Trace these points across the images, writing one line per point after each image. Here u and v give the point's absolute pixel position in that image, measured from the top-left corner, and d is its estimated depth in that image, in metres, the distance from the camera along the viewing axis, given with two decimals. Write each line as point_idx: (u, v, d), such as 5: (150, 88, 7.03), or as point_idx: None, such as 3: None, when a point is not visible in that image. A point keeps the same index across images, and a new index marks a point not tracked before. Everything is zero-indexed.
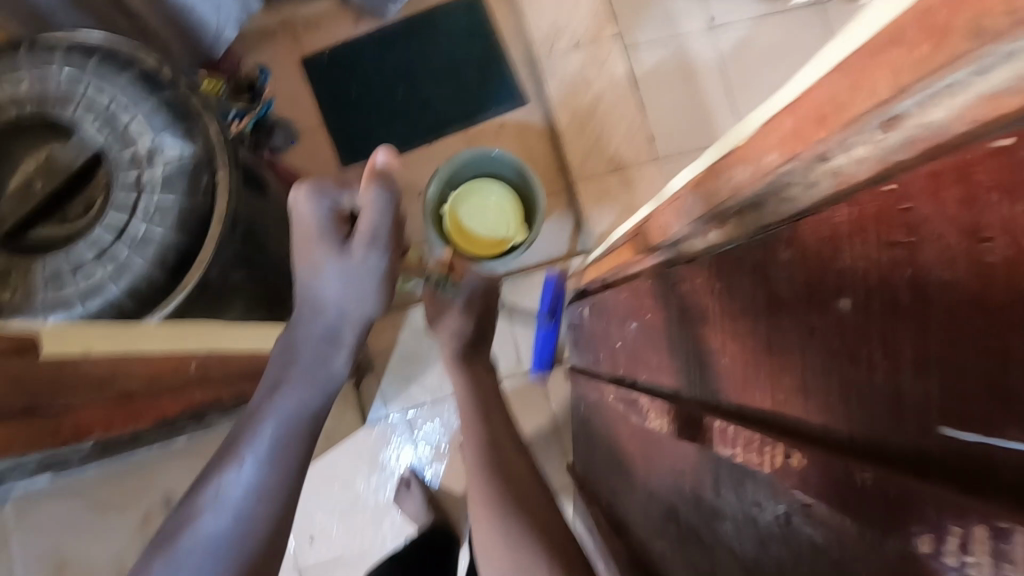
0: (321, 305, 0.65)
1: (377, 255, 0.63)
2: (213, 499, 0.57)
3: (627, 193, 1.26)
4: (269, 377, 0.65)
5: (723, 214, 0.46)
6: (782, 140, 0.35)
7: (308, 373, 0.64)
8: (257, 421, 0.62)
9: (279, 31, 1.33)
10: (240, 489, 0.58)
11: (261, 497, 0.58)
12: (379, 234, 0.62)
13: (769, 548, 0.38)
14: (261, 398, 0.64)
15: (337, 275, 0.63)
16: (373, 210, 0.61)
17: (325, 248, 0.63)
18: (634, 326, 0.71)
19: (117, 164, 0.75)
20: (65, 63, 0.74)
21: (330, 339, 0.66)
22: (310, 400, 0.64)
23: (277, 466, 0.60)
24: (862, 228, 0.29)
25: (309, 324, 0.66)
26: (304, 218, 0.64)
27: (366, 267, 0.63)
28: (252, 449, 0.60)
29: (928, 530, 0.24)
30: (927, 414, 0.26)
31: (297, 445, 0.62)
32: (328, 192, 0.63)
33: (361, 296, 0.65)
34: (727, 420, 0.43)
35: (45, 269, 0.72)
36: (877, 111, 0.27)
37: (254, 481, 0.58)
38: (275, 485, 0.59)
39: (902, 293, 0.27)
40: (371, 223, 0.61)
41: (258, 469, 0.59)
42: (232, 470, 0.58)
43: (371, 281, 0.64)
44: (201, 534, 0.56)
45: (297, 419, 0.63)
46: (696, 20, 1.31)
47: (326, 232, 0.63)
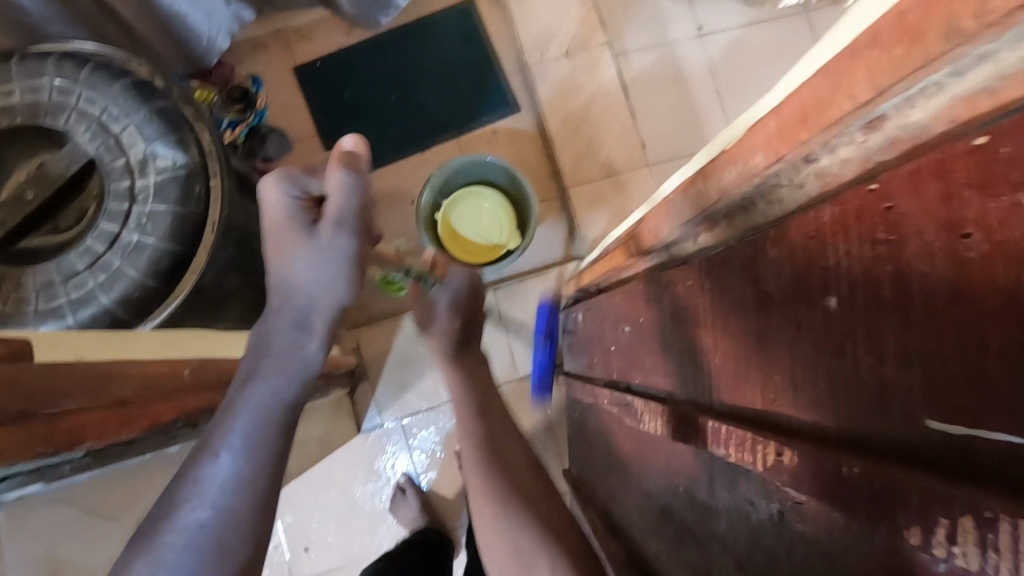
0: (292, 289, 0.62)
1: (345, 235, 0.62)
2: (188, 491, 0.50)
3: (619, 198, 1.27)
4: (242, 368, 0.60)
5: (712, 215, 0.46)
6: (767, 141, 0.36)
7: (279, 362, 0.60)
8: (232, 412, 0.56)
9: (272, 40, 1.34)
10: (219, 480, 0.51)
11: (241, 490, 0.52)
12: (347, 216, 0.61)
13: (762, 544, 0.38)
14: (233, 391, 0.58)
15: (308, 256, 0.61)
16: (342, 192, 0.60)
17: (294, 232, 0.62)
18: (627, 329, 0.71)
19: (110, 172, 0.75)
20: (58, 72, 0.75)
21: (302, 326, 0.62)
22: (284, 389, 0.58)
23: (257, 458, 0.53)
24: (845, 226, 0.30)
25: (279, 312, 0.62)
26: (272, 206, 0.63)
27: (335, 247, 0.61)
28: (229, 440, 0.53)
29: (914, 521, 0.25)
30: (913, 407, 0.26)
31: (274, 436, 0.56)
32: (296, 178, 0.65)
33: (333, 277, 0.62)
34: (720, 419, 0.43)
35: (37, 279, 0.71)
36: (860, 113, 0.27)
37: (234, 472, 0.52)
38: (256, 477, 0.53)
39: (885, 288, 0.27)
40: (339, 204, 0.60)
41: (237, 459, 0.52)
42: (209, 462, 0.52)
43: (342, 262, 0.62)
44: (179, 527, 0.49)
45: (273, 409, 0.57)
46: (685, 27, 1.33)
47: (294, 216, 0.63)
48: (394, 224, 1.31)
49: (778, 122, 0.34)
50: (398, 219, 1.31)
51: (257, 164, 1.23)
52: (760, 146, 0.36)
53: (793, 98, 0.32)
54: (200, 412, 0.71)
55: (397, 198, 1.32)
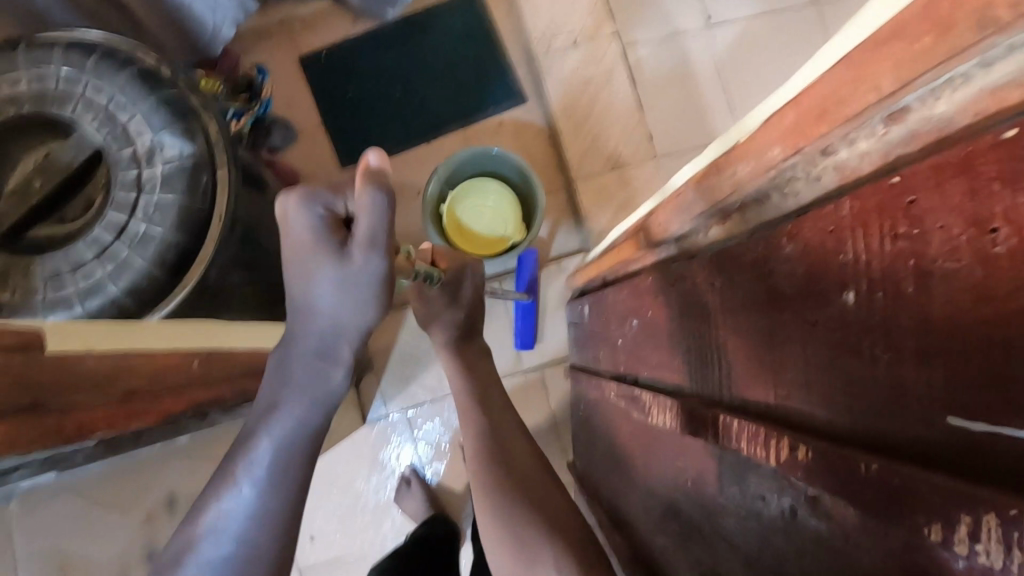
0: (315, 316, 0.60)
1: (376, 259, 0.56)
2: (211, 524, 0.57)
3: (626, 191, 1.26)
4: (264, 398, 0.62)
5: (725, 209, 0.46)
6: (784, 134, 0.35)
7: (305, 392, 0.61)
8: (254, 443, 0.60)
9: (277, 30, 1.33)
10: (239, 514, 0.57)
11: (262, 521, 0.58)
12: (378, 238, 0.55)
13: (771, 540, 0.38)
14: (258, 417, 0.61)
15: (334, 283, 0.57)
16: (370, 216, 0.54)
17: (321, 255, 0.57)
18: (634, 323, 0.71)
19: (117, 162, 0.75)
20: (64, 61, 0.74)
21: (328, 355, 0.62)
22: (307, 420, 0.61)
23: (277, 489, 0.59)
24: (863, 222, 0.30)
25: (302, 338, 0.61)
26: (296, 226, 0.57)
27: (363, 271, 0.56)
28: (250, 473, 0.58)
29: (935, 519, 0.24)
30: (934, 402, 0.26)
31: (294, 466, 0.60)
32: (321, 197, 0.57)
33: (357, 302, 0.58)
34: (731, 415, 0.43)
35: (45, 269, 0.71)
36: (884, 104, 0.27)
37: (252, 507, 0.58)
38: (275, 509, 0.58)
39: (906, 284, 0.27)
40: (368, 227, 0.54)
41: (256, 492, 0.58)
42: (230, 494, 0.58)
43: (368, 287, 0.58)
44: (203, 560, 0.57)
45: (298, 440, 0.61)
46: (694, 19, 1.31)
47: (320, 238, 0.57)
48: (399, 216, 1.31)
49: (797, 115, 0.33)
50: (403, 212, 1.31)
51: (262, 155, 1.23)
52: (777, 139, 0.35)
53: (811, 88, 0.32)
54: (206, 402, 0.70)
55: (402, 190, 1.31)
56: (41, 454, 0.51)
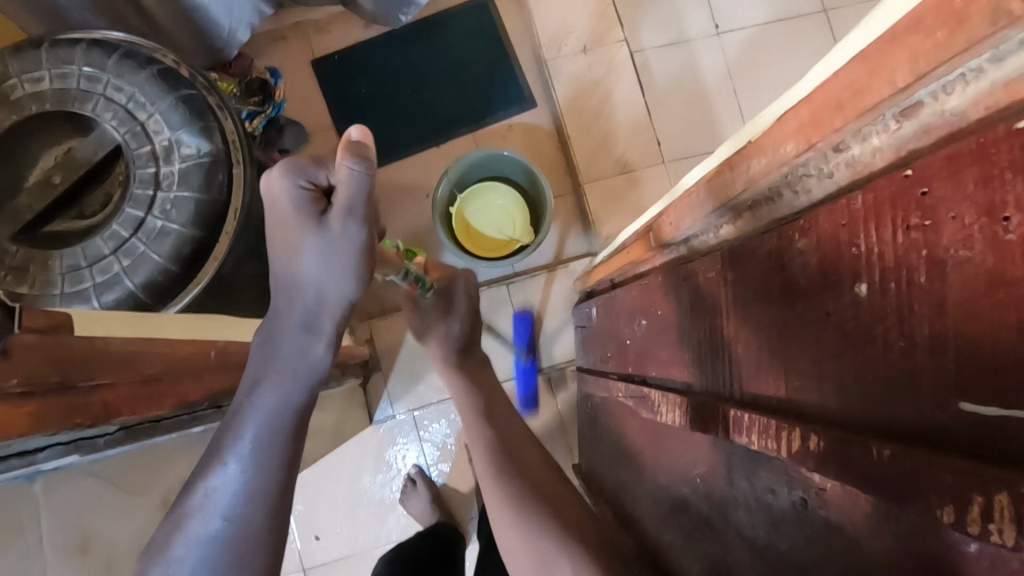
0: (299, 289, 0.58)
1: (356, 228, 0.55)
2: (198, 503, 0.56)
3: (634, 194, 1.27)
4: (251, 373, 0.61)
5: (736, 207, 0.46)
6: (797, 129, 0.35)
7: (287, 368, 0.60)
8: (240, 419, 0.58)
9: (290, 33, 1.35)
10: (227, 492, 0.56)
11: (251, 498, 0.56)
12: (358, 207, 0.54)
13: (783, 532, 0.39)
14: (244, 394, 0.60)
15: (316, 255, 0.56)
16: (350, 185, 0.52)
17: (302, 227, 0.55)
18: (643, 322, 0.72)
19: (136, 158, 0.76)
20: (87, 59, 0.76)
21: (310, 328, 0.60)
22: (291, 395, 0.60)
23: (264, 467, 0.57)
24: (877, 215, 0.30)
25: (286, 311, 0.60)
26: (278, 198, 0.55)
27: (345, 241, 0.55)
28: (235, 451, 0.57)
29: (947, 501, 0.25)
30: (946, 388, 0.26)
31: (280, 442, 0.58)
32: (301, 166, 0.55)
33: (338, 273, 0.57)
34: (741, 408, 0.44)
35: (64, 262, 0.73)
36: (898, 97, 0.27)
37: (239, 485, 0.56)
38: (262, 487, 0.56)
39: (919, 274, 0.27)
40: (349, 195, 0.53)
41: (243, 468, 0.56)
42: (216, 473, 0.56)
43: (350, 257, 0.56)
44: (192, 541, 0.55)
45: (283, 416, 0.59)
46: (702, 25, 1.33)
47: (300, 209, 0.55)
48: (409, 217, 1.32)
49: (810, 111, 0.34)
50: (411, 213, 1.32)
51: (275, 155, 1.24)
52: (789, 135, 0.36)
53: (824, 85, 0.33)
54: (221, 393, 0.72)
55: (411, 192, 1.32)
56: (63, 438, 0.52)
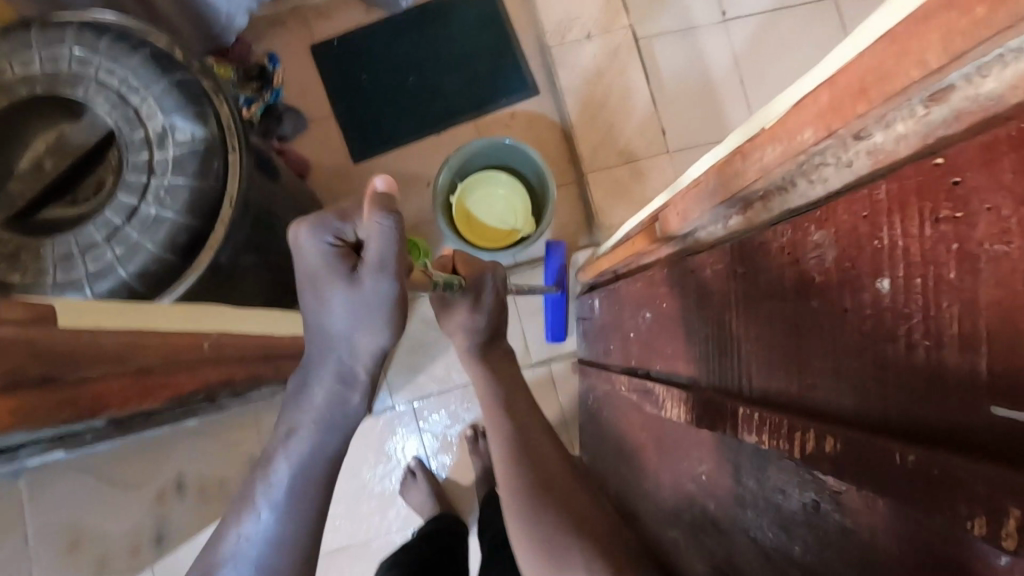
0: (335, 341, 0.57)
1: (387, 283, 0.51)
2: (233, 548, 0.59)
3: (638, 185, 1.25)
4: (286, 420, 0.62)
5: (746, 197, 0.45)
6: (816, 115, 0.33)
7: (321, 418, 0.60)
8: (271, 465, 0.61)
9: (289, 18, 1.32)
10: (259, 538, 0.59)
11: (280, 544, 0.59)
12: (388, 264, 0.50)
13: (793, 535, 0.38)
14: (279, 439, 0.61)
15: (347, 307, 0.54)
16: (379, 241, 0.49)
17: (332, 282, 0.53)
18: (648, 316, 0.70)
19: (129, 144, 0.74)
20: (78, 41, 0.74)
21: (344, 376, 0.59)
22: (324, 442, 0.61)
23: (296, 512, 0.59)
24: (903, 205, 0.29)
25: (321, 360, 0.59)
26: (307, 256, 0.53)
27: (374, 297, 0.52)
28: (268, 497, 0.59)
29: (978, 510, 0.24)
30: (975, 392, 0.25)
31: (314, 490, 0.60)
32: (326, 221, 0.52)
33: (370, 326, 0.55)
34: (751, 407, 0.42)
35: (56, 250, 0.71)
36: (927, 82, 0.26)
37: (270, 531, 0.59)
38: (294, 535, 0.59)
39: (949, 269, 0.26)
40: (378, 253, 0.50)
41: (275, 516, 0.59)
42: (250, 518, 0.59)
43: (382, 313, 0.54)
44: None
45: (315, 463, 0.60)
46: (710, 12, 1.30)
47: (330, 266, 0.52)
48: (409, 206, 1.30)
49: (832, 94, 0.32)
50: (412, 202, 1.30)
51: (274, 143, 1.22)
52: (808, 120, 0.34)
53: (847, 67, 0.31)
54: (216, 383, 0.71)
55: (412, 181, 1.30)
56: (54, 430, 0.51)
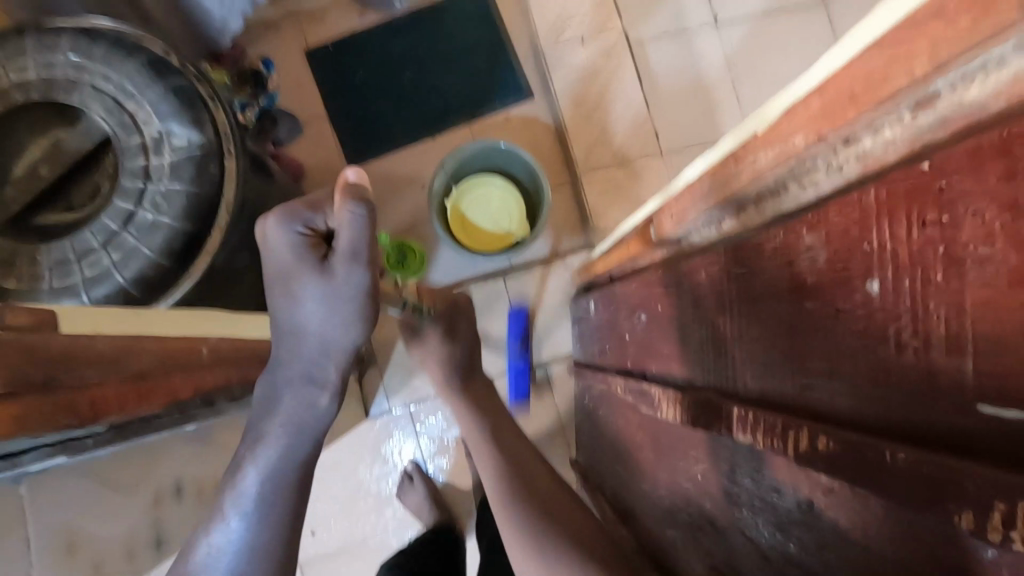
0: (302, 336, 0.55)
1: (361, 272, 0.52)
2: (203, 560, 0.55)
3: (632, 187, 1.26)
4: (252, 428, 0.59)
5: (739, 201, 0.45)
6: (808, 120, 0.34)
7: (291, 419, 0.57)
8: (238, 471, 0.57)
9: (283, 23, 1.33)
10: (229, 549, 0.55)
11: (254, 554, 0.55)
12: (361, 252, 0.51)
13: (789, 534, 0.38)
14: (247, 446, 0.58)
15: (317, 298, 0.53)
16: (352, 228, 0.50)
17: (303, 271, 0.53)
18: (643, 317, 0.71)
19: (125, 150, 0.74)
20: (73, 48, 0.74)
21: (313, 377, 0.57)
22: (296, 447, 0.58)
23: (268, 523, 0.56)
24: (892, 209, 0.29)
25: (287, 360, 0.57)
26: (277, 249, 0.53)
27: (348, 285, 0.52)
28: (238, 506, 0.56)
29: (966, 507, 0.24)
30: (963, 390, 0.26)
31: (284, 499, 0.56)
32: (296, 212, 0.53)
33: (342, 319, 0.54)
34: (745, 407, 0.43)
35: (51, 256, 0.71)
36: (913, 89, 0.26)
37: (241, 543, 0.55)
38: (268, 543, 0.55)
39: (936, 272, 0.27)
40: (350, 240, 0.50)
41: (246, 524, 0.55)
42: (219, 527, 0.55)
43: (355, 303, 0.53)
44: None
45: (288, 469, 0.57)
46: (702, 16, 1.31)
47: (300, 257, 0.53)
48: (404, 210, 1.30)
49: (823, 101, 0.32)
50: (408, 205, 1.30)
51: (269, 147, 1.22)
52: (799, 126, 0.35)
53: (837, 75, 0.32)
54: (215, 388, 0.71)
55: (407, 184, 1.31)
56: (53, 436, 0.51)
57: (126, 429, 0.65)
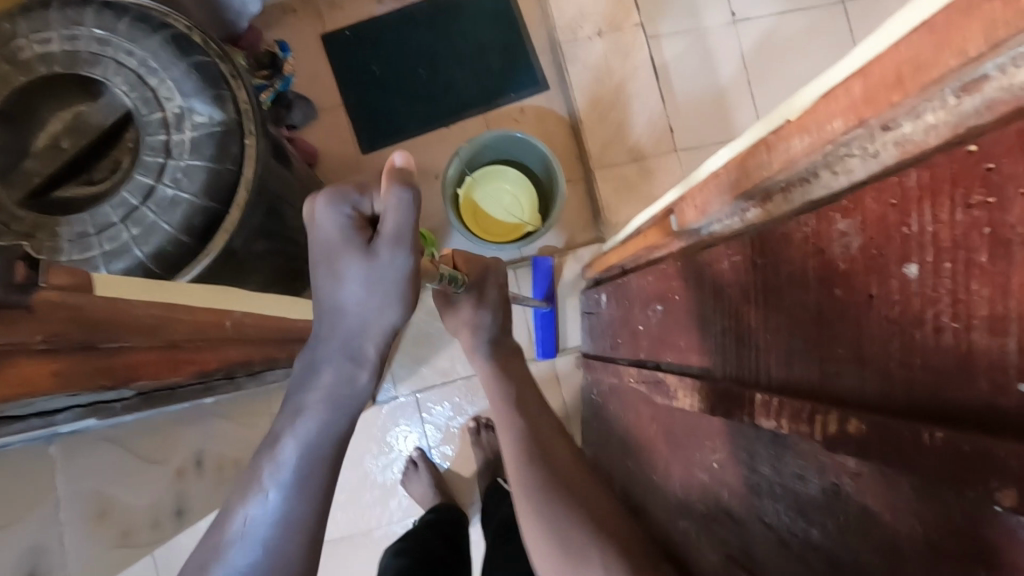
0: (344, 316, 0.55)
1: (403, 255, 0.53)
2: (240, 530, 0.53)
3: (646, 182, 1.26)
4: (289, 402, 0.58)
5: (766, 190, 0.45)
6: (847, 107, 0.34)
7: (329, 397, 0.57)
8: (276, 446, 0.56)
9: (301, 7, 1.32)
10: (265, 519, 0.53)
11: (290, 526, 0.54)
12: (405, 235, 0.52)
13: (812, 520, 0.39)
14: (283, 420, 0.57)
15: (362, 279, 0.53)
16: (398, 213, 0.50)
17: (347, 252, 0.53)
18: (659, 309, 0.71)
19: (146, 125, 0.75)
20: (97, 22, 0.74)
21: (352, 355, 0.57)
22: (333, 423, 0.57)
23: (305, 494, 0.55)
24: (935, 192, 0.29)
25: (329, 338, 0.57)
26: (324, 228, 0.54)
27: (390, 268, 0.53)
28: (275, 478, 0.54)
29: (1010, 484, 0.24)
30: (1004, 370, 0.26)
31: (322, 471, 0.56)
32: (346, 193, 0.53)
33: (383, 301, 0.55)
34: (769, 394, 0.43)
35: (71, 229, 0.71)
36: (963, 70, 0.27)
37: (279, 514, 0.54)
38: (304, 515, 0.54)
39: (981, 253, 0.27)
40: (397, 224, 0.51)
41: (283, 496, 0.54)
42: (256, 499, 0.54)
43: (396, 285, 0.54)
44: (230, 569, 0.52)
45: (325, 444, 0.56)
46: (719, 13, 1.31)
47: (346, 238, 0.53)
48: None
49: (865, 85, 0.33)
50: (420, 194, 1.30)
51: (284, 132, 1.22)
52: (840, 110, 0.35)
53: (881, 57, 0.31)
54: (237, 362, 0.72)
55: (420, 173, 1.31)
56: (86, 397, 0.52)
57: (152, 398, 0.66)
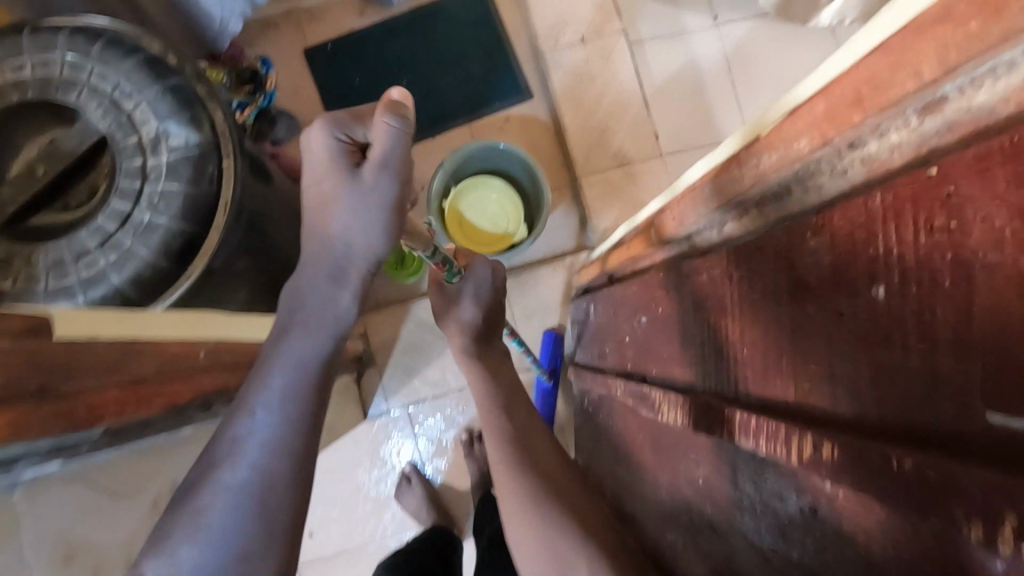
0: (330, 242, 0.57)
1: (387, 181, 0.56)
2: (227, 447, 0.51)
3: (631, 188, 1.25)
4: (276, 325, 0.58)
5: (743, 202, 0.45)
6: (813, 125, 0.35)
7: (315, 317, 0.58)
8: (265, 370, 0.55)
9: (282, 21, 1.32)
10: (257, 437, 0.52)
11: (276, 447, 0.52)
12: (392, 161, 0.55)
13: (792, 538, 0.38)
14: (270, 343, 0.57)
15: (348, 202, 0.55)
16: (387, 139, 0.54)
17: (336, 176, 0.55)
18: (644, 319, 0.70)
19: (121, 150, 0.74)
20: (69, 47, 0.73)
21: (337, 278, 0.58)
22: (320, 343, 0.57)
23: (295, 413, 0.54)
24: (898, 213, 0.29)
25: (314, 263, 0.58)
26: (316, 153, 0.57)
27: (375, 193, 0.55)
28: (264, 398, 0.53)
29: (976, 516, 0.24)
30: (971, 395, 0.25)
31: (312, 390, 0.56)
32: (342, 121, 0.57)
33: (368, 227, 0.56)
34: (748, 413, 0.42)
35: (48, 256, 0.71)
36: (920, 92, 0.27)
37: (269, 432, 0.52)
38: (292, 434, 0.53)
39: (944, 277, 0.26)
40: (384, 150, 0.55)
41: (272, 415, 0.53)
42: (244, 419, 0.52)
43: (381, 212, 0.56)
44: (221, 488, 0.50)
45: (311, 364, 0.56)
46: (701, 17, 1.30)
47: (335, 162, 0.56)
48: None
49: (828, 103, 0.33)
50: None
51: (268, 147, 1.22)
52: (805, 129, 0.35)
53: (847, 73, 0.32)
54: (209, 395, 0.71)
55: None
56: (50, 441, 0.50)
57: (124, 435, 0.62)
